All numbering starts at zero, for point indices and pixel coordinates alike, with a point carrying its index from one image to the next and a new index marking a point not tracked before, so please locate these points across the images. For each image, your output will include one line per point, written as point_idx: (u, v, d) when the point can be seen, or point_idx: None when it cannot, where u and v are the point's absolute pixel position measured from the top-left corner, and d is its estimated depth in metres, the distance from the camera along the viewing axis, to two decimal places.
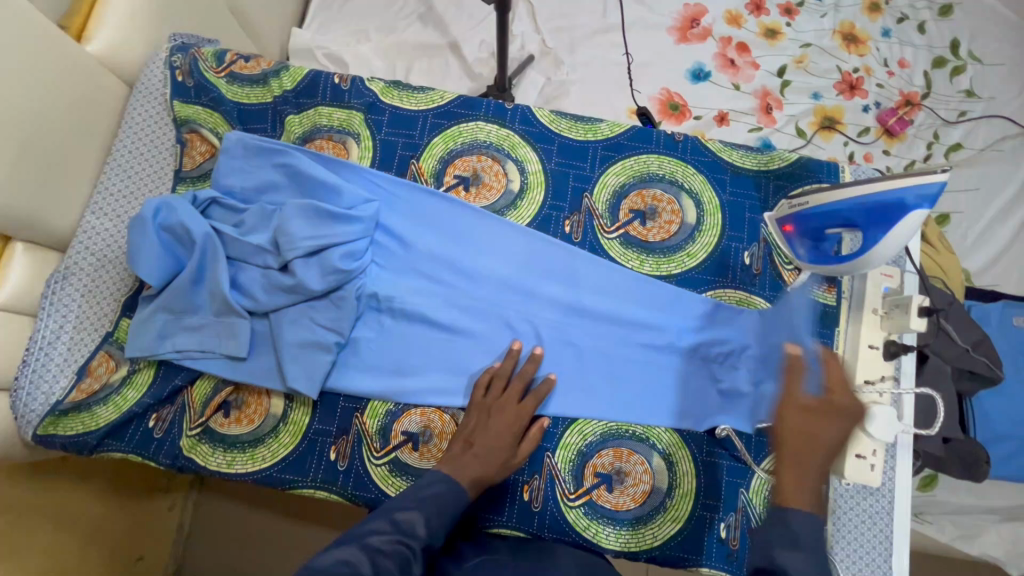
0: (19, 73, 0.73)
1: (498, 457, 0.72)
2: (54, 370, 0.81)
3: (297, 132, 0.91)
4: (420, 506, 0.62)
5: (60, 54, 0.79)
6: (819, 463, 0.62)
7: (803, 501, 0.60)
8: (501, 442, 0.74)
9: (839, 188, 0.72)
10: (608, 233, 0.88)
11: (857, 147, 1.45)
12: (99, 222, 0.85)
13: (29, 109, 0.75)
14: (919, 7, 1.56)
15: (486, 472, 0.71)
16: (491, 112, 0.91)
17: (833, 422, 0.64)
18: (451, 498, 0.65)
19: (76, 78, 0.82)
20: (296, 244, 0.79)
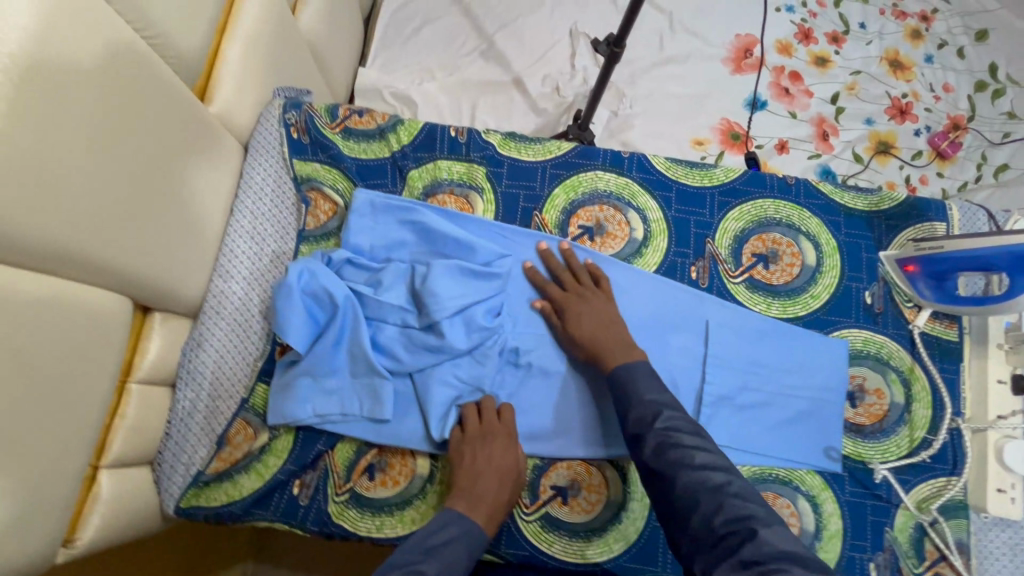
0: (158, 146, 0.71)
1: (508, 477, 0.75)
2: (195, 439, 0.81)
3: (419, 186, 0.91)
4: (431, 557, 0.64)
5: (170, 115, 0.73)
6: (603, 333, 0.79)
7: (620, 358, 0.76)
8: (502, 463, 0.75)
9: (988, 236, 0.77)
10: (733, 277, 0.89)
11: (912, 171, 1.50)
12: (228, 286, 0.84)
13: (146, 179, 0.70)
14: (957, 33, 1.62)
15: (499, 499, 0.73)
16: (609, 161, 0.93)
17: (580, 305, 0.82)
18: (465, 543, 0.67)
19: (188, 138, 0.77)
20: (443, 304, 0.79)
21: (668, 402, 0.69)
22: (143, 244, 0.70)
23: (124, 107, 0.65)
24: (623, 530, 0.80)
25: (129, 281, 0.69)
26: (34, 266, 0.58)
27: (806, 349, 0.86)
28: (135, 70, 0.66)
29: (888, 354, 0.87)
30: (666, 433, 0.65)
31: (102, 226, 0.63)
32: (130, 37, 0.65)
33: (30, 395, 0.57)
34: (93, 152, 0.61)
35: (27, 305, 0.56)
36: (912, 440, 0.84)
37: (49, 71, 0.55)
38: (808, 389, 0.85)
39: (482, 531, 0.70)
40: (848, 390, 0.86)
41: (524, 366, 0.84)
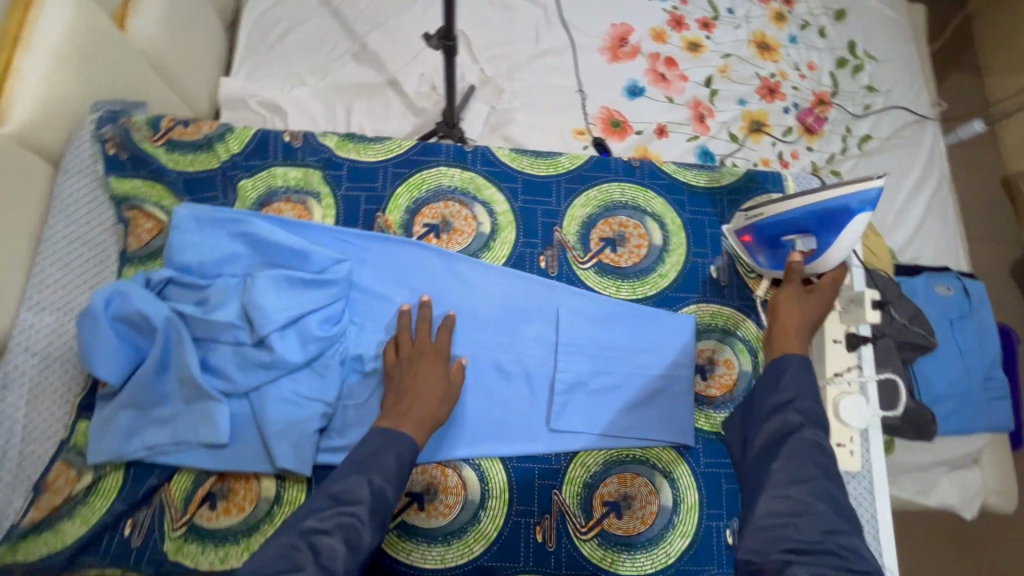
0: None
1: (436, 392, 0.76)
2: (7, 489, 0.73)
3: (252, 197, 0.87)
4: (359, 471, 0.68)
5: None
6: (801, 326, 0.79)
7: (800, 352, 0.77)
8: (431, 384, 0.76)
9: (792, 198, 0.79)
10: (582, 263, 0.89)
11: (784, 147, 1.57)
12: (39, 319, 0.77)
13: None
14: (818, 14, 1.71)
15: (426, 410, 0.74)
16: (452, 156, 0.91)
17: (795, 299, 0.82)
18: (393, 454, 0.69)
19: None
20: (271, 318, 0.76)
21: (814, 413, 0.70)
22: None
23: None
24: (482, 529, 0.79)
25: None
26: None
27: (654, 327, 0.87)
28: None
29: (735, 325, 0.89)
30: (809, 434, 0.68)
31: None
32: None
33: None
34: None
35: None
36: None
37: None
38: (657, 367, 0.86)
39: (409, 439, 0.71)
40: (698, 363, 0.88)
41: (370, 373, 0.81)
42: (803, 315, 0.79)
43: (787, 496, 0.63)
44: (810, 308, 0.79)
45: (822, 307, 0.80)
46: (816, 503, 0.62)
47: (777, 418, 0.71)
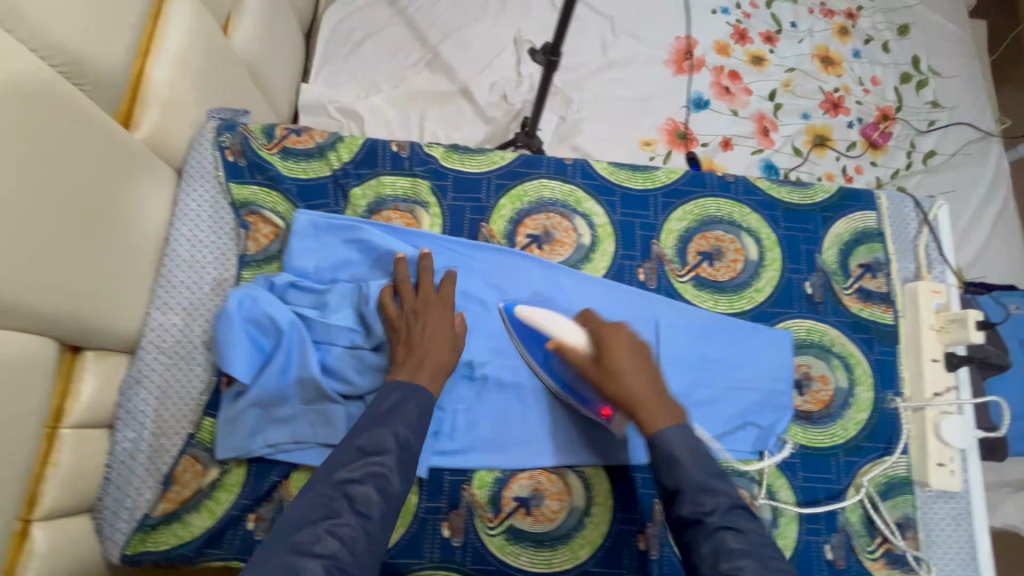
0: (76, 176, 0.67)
1: (445, 342, 0.78)
2: (139, 481, 0.77)
3: (362, 205, 0.89)
4: (386, 423, 0.69)
5: (70, 133, 0.66)
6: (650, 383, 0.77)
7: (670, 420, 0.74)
8: (438, 335, 0.78)
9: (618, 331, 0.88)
10: (680, 276, 0.91)
11: (848, 161, 1.57)
12: (168, 319, 0.82)
13: (49, 210, 0.63)
14: (882, 28, 1.71)
15: (440, 359, 0.77)
16: (553, 168, 0.93)
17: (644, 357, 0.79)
18: (413, 403, 0.72)
19: (102, 164, 0.71)
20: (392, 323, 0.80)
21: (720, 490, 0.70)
22: (51, 277, 0.64)
23: (8, 127, 0.58)
24: (587, 535, 0.81)
25: (36, 316, 0.63)
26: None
27: (752, 342, 0.88)
28: (35, 93, 0.62)
29: (831, 342, 0.90)
30: (727, 529, 0.67)
31: (17, 268, 0.59)
32: (19, 58, 0.60)
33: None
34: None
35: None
36: (857, 422, 0.87)
37: None
38: (756, 382, 0.88)
39: (427, 392, 0.74)
40: (796, 379, 0.89)
41: (479, 379, 0.84)
42: (642, 375, 0.76)
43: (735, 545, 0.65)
44: (642, 366, 0.77)
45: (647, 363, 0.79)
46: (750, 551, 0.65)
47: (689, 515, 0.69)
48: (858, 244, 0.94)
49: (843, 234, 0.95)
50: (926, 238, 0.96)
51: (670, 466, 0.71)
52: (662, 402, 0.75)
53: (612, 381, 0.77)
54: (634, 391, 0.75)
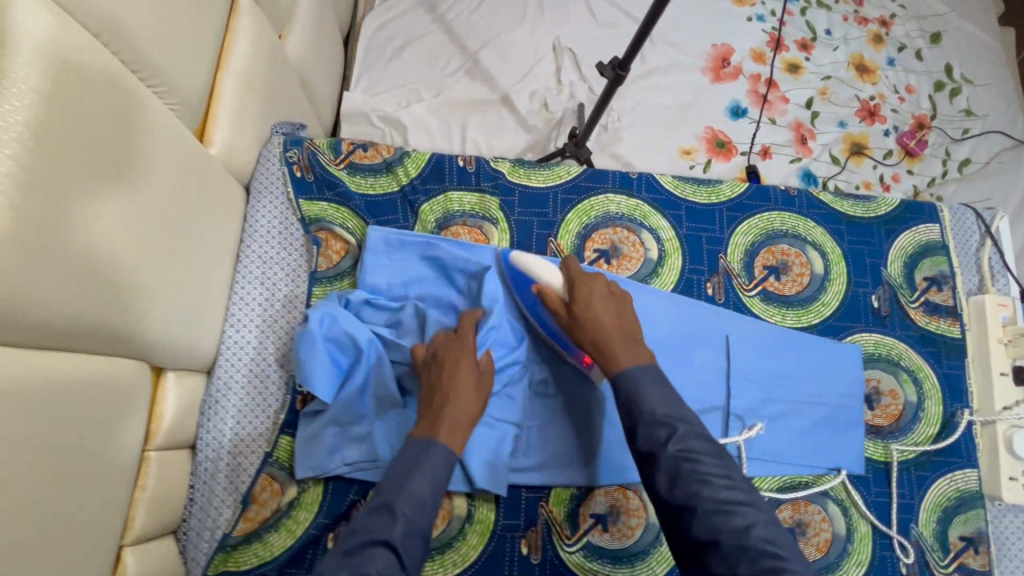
0: (168, 197, 0.65)
1: (468, 388, 0.74)
2: (220, 500, 0.77)
3: (431, 220, 0.90)
4: (388, 500, 0.64)
5: (161, 154, 0.64)
6: (614, 322, 0.75)
7: (636, 356, 0.71)
8: (460, 383, 0.74)
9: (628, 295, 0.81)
10: (748, 291, 0.91)
11: (885, 169, 1.56)
12: (242, 336, 0.81)
13: (144, 236, 0.62)
14: (914, 36, 1.68)
15: (460, 409, 0.72)
16: (618, 183, 0.93)
17: (610, 304, 0.77)
18: (426, 468, 0.67)
19: (185, 185, 0.70)
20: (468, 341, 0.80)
21: (699, 448, 0.64)
22: (140, 303, 0.62)
23: (112, 153, 0.56)
24: (665, 551, 0.80)
25: (125, 342, 0.61)
26: (17, 344, 0.49)
27: (822, 356, 0.88)
28: (139, 116, 0.60)
29: (899, 355, 0.90)
30: (685, 460, 0.62)
31: (114, 298, 0.57)
32: (124, 82, 0.58)
33: (42, 497, 0.51)
34: (77, 214, 0.52)
35: (17, 396, 0.48)
36: (927, 436, 0.87)
37: (55, 129, 0.49)
38: (826, 396, 0.88)
39: (442, 448, 0.69)
40: (866, 393, 0.89)
41: (553, 396, 0.84)
42: (613, 315, 0.76)
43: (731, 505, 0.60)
44: (619, 306, 0.77)
45: (614, 311, 0.76)
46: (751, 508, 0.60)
47: (681, 472, 0.62)
48: (923, 257, 0.95)
49: (907, 247, 0.95)
50: (988, 251, 0.96)
51: (632, 400, 0.68)
52: (625, 343, 0.73)
53: (580, 320, 0.75)
54: (608, 327, 0.74)
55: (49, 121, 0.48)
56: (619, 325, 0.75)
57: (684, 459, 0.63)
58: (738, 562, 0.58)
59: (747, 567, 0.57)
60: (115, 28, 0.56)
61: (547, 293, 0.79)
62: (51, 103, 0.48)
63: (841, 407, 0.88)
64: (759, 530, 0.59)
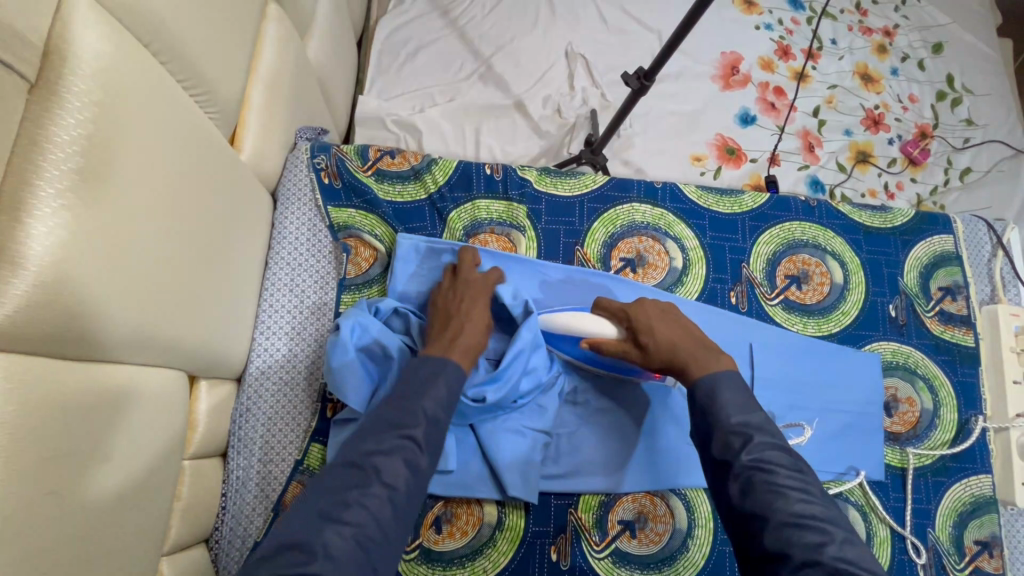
0: (208, 205, 0.64)
1: (478, 315, 0.76)
2: (250, 509, 0.77)
3: (459, 228, 0.91)
4: (414, 398, 0.63)
5: (204, 163, 0.63)
6: (687, 343, 0.75)
7: (720, 363, 0.71)
8: (470, 309, 0.77)
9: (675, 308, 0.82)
10: (770, 299, 0.93)
11: (889, 178, 1.55)
12: (272, 345, 0.81)
13: (190, 245, 0.61)
14: (917, 46, 1.67)
15: (471, 329, 0.74)
16: (644, 192, 0.95)
17: (666, 324, 0.77)
18: (445, 379, 0.66)
19: (224, 191, 0.69)
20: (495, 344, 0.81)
21: (775, 459, 0.62)
22: (188, 313, 0.61)
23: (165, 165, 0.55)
24: (692, 557, 0.81)
25: (174, 353, 0.60)
26: (82, 358, 0.49)
27: (842, 365, 0.90)
28: (185, 126, 0.59)
29: (915, 363, 0.93)
30: (758, 470, 0.61)
31: (162, 312, 0.56)
32: (173, 92, 0.57)
33: (105, 511, 0.50)
34: (138, 225, 0.52)
35: (81, 410, 0.47)
36: (942, 442, 0.90)
37: (112, 145, 0.48)
38: (847, 404, 0.89)
39: (455, 365, 0.68)
40: (885, 401, 0.91)
41: (581, 402, 0.86)
42: (679, 331, 0.76)
43: (802, 521, 0.56)
44: (678, 323, 0.78)
45: (675, 329, 0.77)
46: (828, 525, 0.56)
47: (753, 482, 0.60)
48: (937, 267, 0.97)
49: (922, 258, 0.97)
50: (1000, 261, 0.98)
51: (710, 408, 0.67)
52: (699, 352, 0.73)
53: (653, 350, 0.75)
54: (679, 342, 0.75)
55: (108, 133, 0.47)
56: (691, 336, 0.76)
57: (756, 469, 0.61)
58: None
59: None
60: (163, 35, 0.55)
61: (601, 342, 0.79)
62: (110, 118, 0.47)
63: (860, 414, 0.89)
64: (836, 550, 0.54)
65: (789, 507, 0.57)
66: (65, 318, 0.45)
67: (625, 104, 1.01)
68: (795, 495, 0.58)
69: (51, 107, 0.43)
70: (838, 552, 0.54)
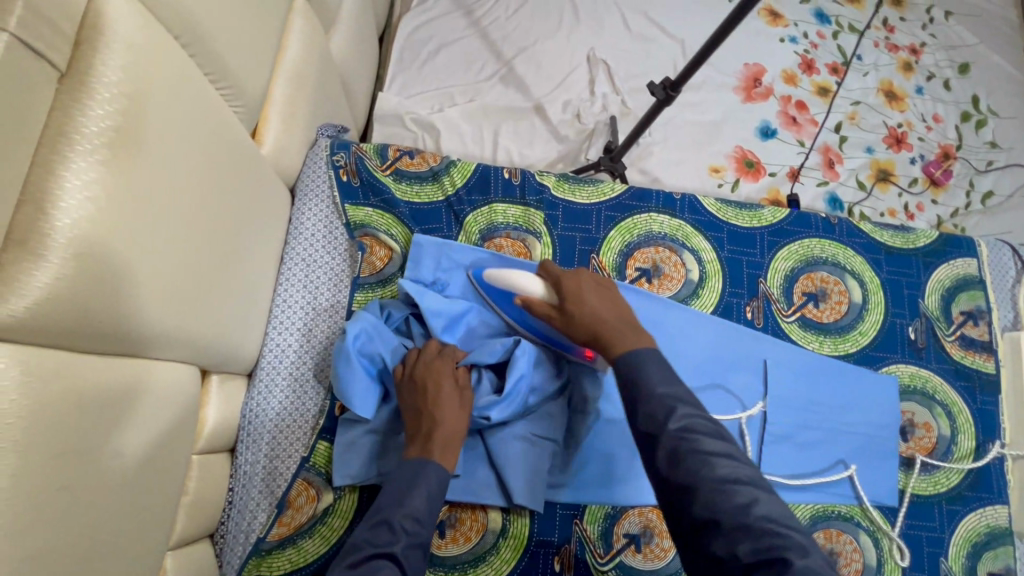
0: (228, 199, 0.64)
1: (454, 400, 0.74)
2: (254, 504, 0.77)
3: (475, 231, 0.91)
4: (395, 508, 0.63)
5: (226, 157, 0.63)
6: (613, 319, 0.73)
7: (644, 342, 0.70)
8: (443, 397, 0.73)
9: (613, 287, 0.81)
10: (786, 316, 0.92)
11: (909, 198, 1.52)
12: (284, 340, 0.80)
13: (210, 239, 0.61)
14: (943, 66, 1.64)
15: (449, 418, 0.72)
16: (662, 202, 0.94)
17: (596, 296, 0.76)
18: (426, 485, 0.66)
19: (244, 185, 0.69)
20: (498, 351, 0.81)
21: (701, 425, 0.59)
22: (205, 307, 0.61)
23: (188, 158, 0.55)
24: None
25: (189, 347, 0.60)
26: (101, 349, 0.49)
27: (858, 386, 0.89)
28: (210, 119, 0.59)
29: (934, 389, 0.91)
30: (684, 438, 0.57)
31: (180, 304, 0.56)
32: (200, 85, 0.57)
33: (113, 503, 0.50)
34: (160, 216, 0.51)
35: (98, 400, 0.47)
36: (959, 470, 0.88)
37: (139, 135, 0.48)
38: (861, 426, 0.88)
39: (438, 467, 0.68)
40: (901, 425, 0.89)
41: (591, 413, 0.85)
42: (607, 306, 0.75)
43: (732, 487, 0.53)
44: (609, 300, 0.77)
45: (603, 304, 0.75)
46: (756, 487, 0.54)
47: (684, 452, 0.56)
48: (959, 291, 0.95)
49: (945, 280, 0.95)
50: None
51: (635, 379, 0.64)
52: (623, 329, 0.71)
53: (576, 317, 0.74)
54: (602, 315, 0.73)
55: (136, 125, 0.47)
56: (617, 315, 0.74)
57: (684, 436, 0.57)
58: (738, 541, 0.51)
59: (748, 548, 0.50)
60: (193, 28, 0.56)
61: (531, 303, 0.78)
62: (139, 110, 0.48)
63: (875, 437, 0.88)
64: (763, 507, 0.53)
65: (716, 473, 0.54)
66: (85, 308, 0.44)
67: (647, 114, 1.01)
68: (722, 459, 0.56)
69: (81, 97, 0.43)
70: (766, 511, 0.52)
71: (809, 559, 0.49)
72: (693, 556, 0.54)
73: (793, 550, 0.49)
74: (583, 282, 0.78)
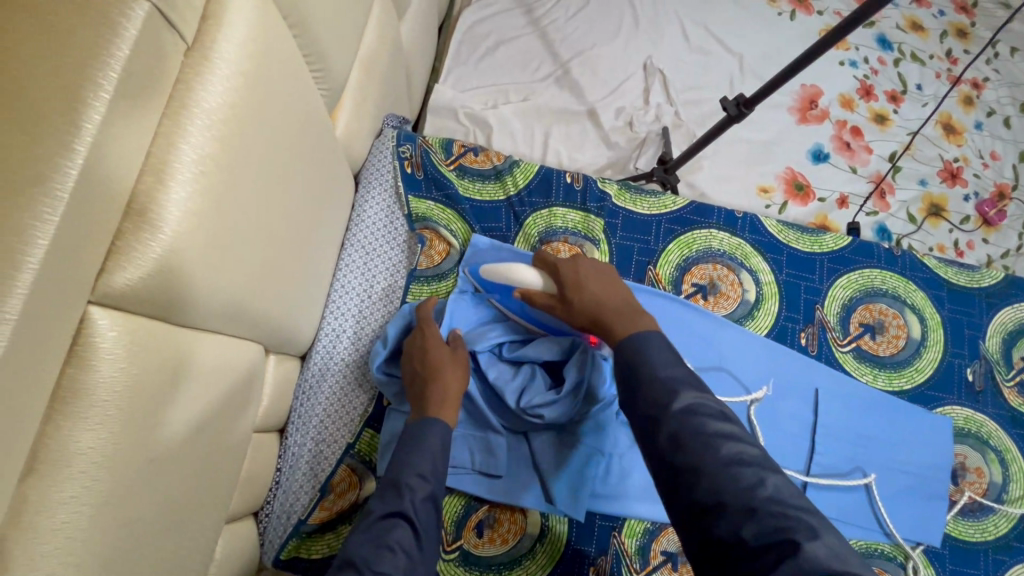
0: (308, 181, 0.65)
1: (455, 364, 0.74)
2: (297, 486, 0.77)
3: (534, 233, 0.90)
4: (403, 468, 0.63)
5: (312, 141, 0.63)
6: (614, 304, 0.70)
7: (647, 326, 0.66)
8: (447, 363, 0.74)
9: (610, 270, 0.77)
10: (842, 346, 0.90)
11: (960, 235, 1.48)
12: (339, 326, 0.80)
13: (290, 219, 0.61)
14: (1005, 103, 1.60)
15: (449, 382, 0.72)
16: (723, 220, 0.93)
17: (599, 281, 0.73)
18: (436, 444, 0.66)
19: (323, 167, 0.69)
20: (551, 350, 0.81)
21: (707, 408, 0.57)
22: (280, 287, 0.61)
23: (281, 139, 0.55)
24: None
25: (261, 326, 0.60)
26: (194, 325, 0.49)
27: (911, 424, 0.87)
28: (302, 100, 0.59)
29: (988, 434, 0.88)
30: (687, 420, 0.56)
31: (260, 282, 0.56)
32: (296, 65, 0.57)
33: (191, 476, 0.50)
34: (253, 195, 0.52)
35: (189, 373, 0.48)
36: (1009, 520, 0.85)
37: (247, 113, 0.48)
38: (911, 464, 0.86)
39: (441, 425, 0.68)
40: (952, 468, 0.87)
41: None
42: (606, 289, 0.71)
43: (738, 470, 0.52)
44: (611, 282, 0.73)
45: (603, 287, 0.72)
46: (764, 468, 0.53)
47: (690, 433, 0.55)
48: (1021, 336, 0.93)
49: (1006, 324, 0.93)
50: None
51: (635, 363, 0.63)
52: (625, 314, 0.68)
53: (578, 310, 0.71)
54: (605, 302, 0.70)
55: (246, 103, 0.48)
56: (619, 297, 0.71)
57: (689, 418, 0.56)
58: (742, 525, 0.49)
59: (752, 531, 0.49)
60: (297, 8, 0.56)
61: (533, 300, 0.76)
62: (251, 89, 0.48)
63: (923, 478, 0.86)
64: (772, 487, 0.51)
65: (722, 456, 0.53)
66: (188, 282, 0.45)
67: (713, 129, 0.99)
68: (727, 441, 0.54)
69: (204, 72, 0.43)
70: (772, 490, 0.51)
71: (818, 542, 0.46)
72: (696, 543, 0.53)
73: (800, 532, 0.47)
74: (578, 266, 0.74)
